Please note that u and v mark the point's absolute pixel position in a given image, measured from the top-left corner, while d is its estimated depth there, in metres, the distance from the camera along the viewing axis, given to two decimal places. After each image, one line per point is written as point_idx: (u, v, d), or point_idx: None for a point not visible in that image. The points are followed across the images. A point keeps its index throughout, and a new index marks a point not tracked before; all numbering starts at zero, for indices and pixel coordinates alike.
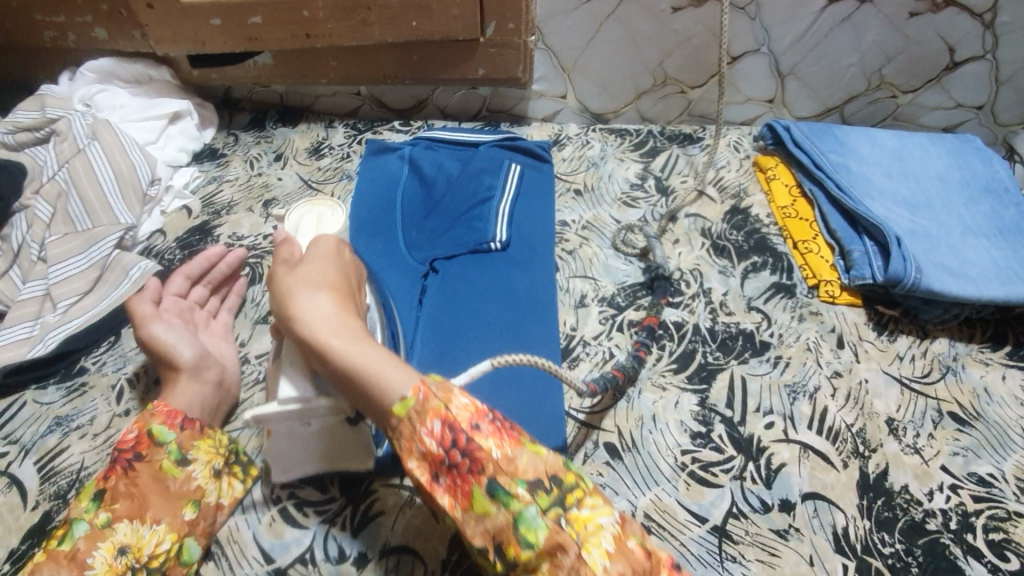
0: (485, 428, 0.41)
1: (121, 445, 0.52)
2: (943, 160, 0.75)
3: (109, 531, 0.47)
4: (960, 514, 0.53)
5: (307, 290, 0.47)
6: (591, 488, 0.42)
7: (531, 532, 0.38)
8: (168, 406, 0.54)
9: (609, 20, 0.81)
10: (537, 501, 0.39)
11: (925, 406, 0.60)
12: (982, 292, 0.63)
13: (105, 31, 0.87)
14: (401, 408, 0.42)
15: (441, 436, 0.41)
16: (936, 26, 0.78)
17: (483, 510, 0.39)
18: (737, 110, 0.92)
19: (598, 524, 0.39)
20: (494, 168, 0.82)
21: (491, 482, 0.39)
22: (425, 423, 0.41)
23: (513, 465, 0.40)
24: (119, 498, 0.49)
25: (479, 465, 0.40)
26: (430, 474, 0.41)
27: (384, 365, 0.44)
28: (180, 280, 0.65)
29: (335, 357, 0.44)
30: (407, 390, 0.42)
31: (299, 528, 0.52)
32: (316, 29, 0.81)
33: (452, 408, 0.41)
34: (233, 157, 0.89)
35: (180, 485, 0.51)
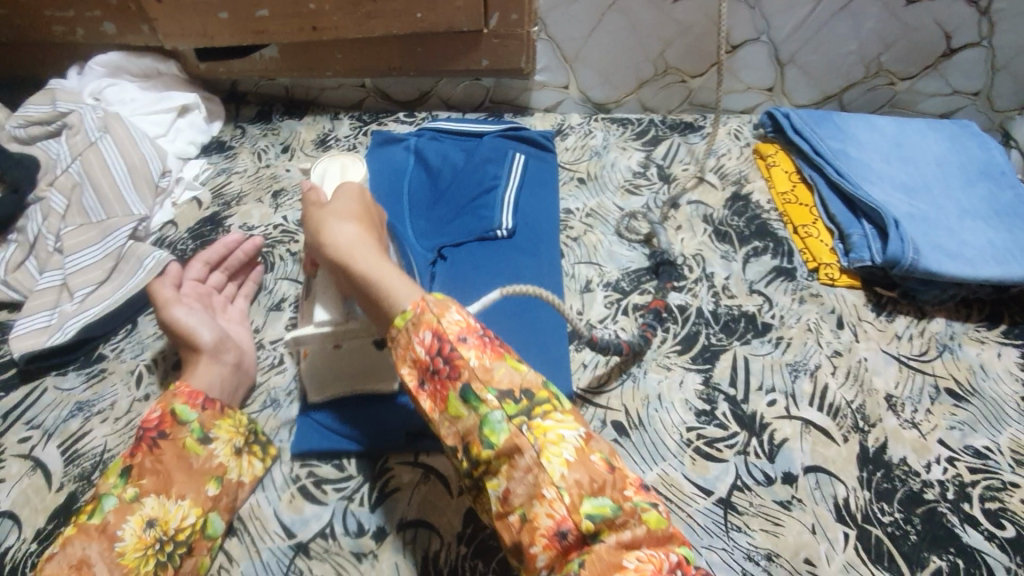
0: (469, 340, 0.43)
1: (145, 423, 0.53)
2: (939, 145, 0.77)
3: (137, 504, 0.49)
4: (957, 484, 0.55)
5: (334, 220, 0.52)
6: (566, 406, 0.43)
7: (493, 435, 0.40)
8: (190, 387, 0.56)
9: (611, 10, 0.82)
10: (504, 408, 0.41)
11: (922, 383, 0.61)
12: (978, 271, 0.65)
13: (114, 25, 0.88)
14: (401, 319, 0.45)
15: (430, 345, 0.44)
16: (932, 13, 0.80)
17: (456, 413, 0.42)
18: (737, 98, 0.94)
19: (560, 435, 0.40)
20: (499, 157, 0.83)
21: (466, 387, 0.42)
22: (418, 333, 0.44)
23: (489, 375, 0.42)
24: (145, 473, 0.51)
25: (458, 371, 0.42)
26: (416, 379, 0.44)
27: (399, 282, 0.48)
28: (199, 267, 0.67)
29: (359, 275, 0.49)
30: (409, 303, 0.46)
31: (318, 504, 0.54)
32: (323, 21, 0.82)
33: (444, 321, 0.44)
34: (241, 150, 0.90)
35: (204, 462, 0.53)
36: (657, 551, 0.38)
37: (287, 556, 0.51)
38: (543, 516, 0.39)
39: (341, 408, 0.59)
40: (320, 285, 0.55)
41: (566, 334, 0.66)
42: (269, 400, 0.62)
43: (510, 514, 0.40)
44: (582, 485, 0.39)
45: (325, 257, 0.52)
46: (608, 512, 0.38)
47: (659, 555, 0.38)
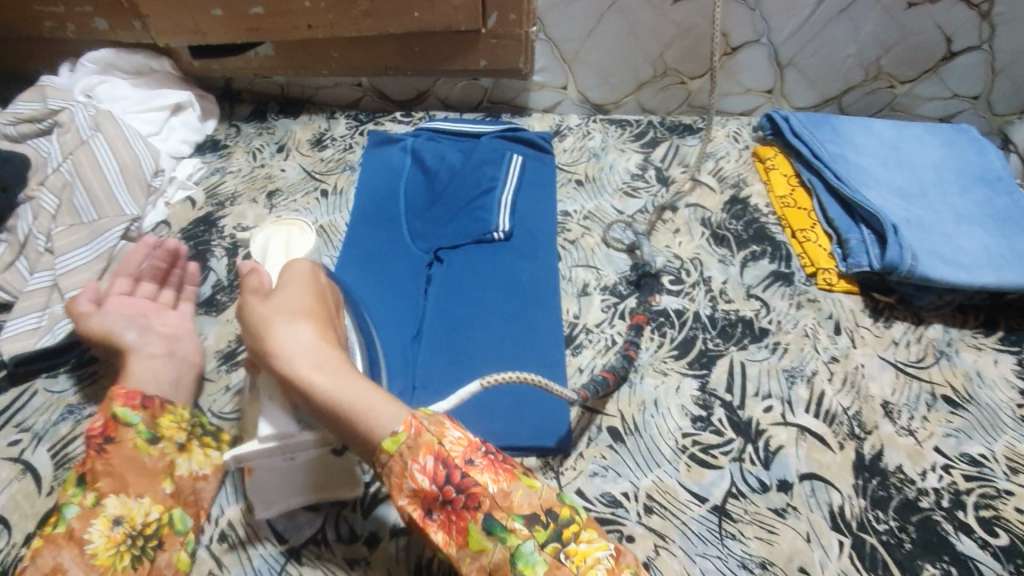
0: (478, 460, 0.42)
1: (88, 431, 0.53)
2: (937, 150, 0.77)
3: (99, 507, 0.49)
4: (952, 492, 0.55)
5: (285, 320, 0.48)
6: (587, 519, 0.43)
7: (529, 569, 0.39)
8: (125, 388, 0.56)
9: (609, 10, 0.82)
10: (535, 537, 0.40)
11: (919, 390, 0.61)
12: (975, 278, 0.64)
13: (106, 21, 0.86)
14: (392, 444, 0.42)
15: (435, 472, 0.41)
16: (933, 16, 0.80)
17: (479, 547, 0.41)
18: (736, 101, 0.93)
19: (596, 558, 0.41)
20: (497, 158, 0.82)
21: (488, 519, 0.40)
22: (418, 459, 0.42)
23: (508, 500, 0.41)
24: (99, 477, 0.51)
25: (475, 501, 0.41)
26: (422, 510, 0.42)
27: (370, 395, 0.44)
28: (123, 280, 0.66)
29: (321, 392, 0.44)
30: (397, 425, 0.43)
31: (311, 511, 0.53)
32: (318, 20, 0.82)
33: (446, 443, 0.42)
34: (235, 149, 0.89)
35: (155, 461, 0.53)
36: None
37: (279, 562, 0.51)
38: None
39: None
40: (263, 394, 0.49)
41: (560, 339, 0.66)
42: None
43: None
44: None
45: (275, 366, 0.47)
46: None
47: None
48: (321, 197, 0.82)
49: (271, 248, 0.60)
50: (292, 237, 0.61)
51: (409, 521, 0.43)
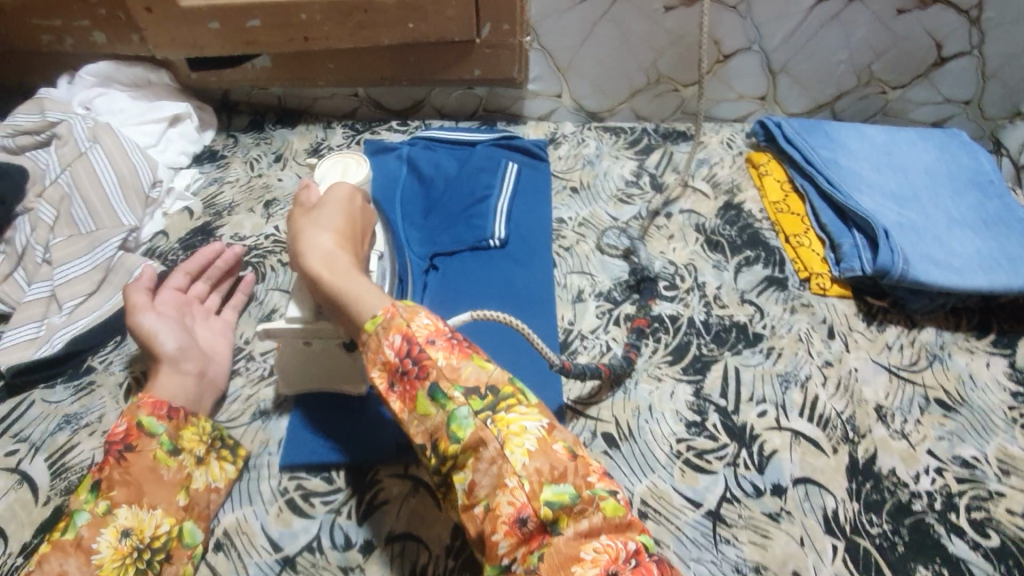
0: (438, 342, 0.45)
1: (110, 437, 0.52)
2: (929, 154, 0.77)
3: (110, 517, 0.49)
4: (945, 495, 0.55)
5: (313, 227, 0.53)
6: (531, 400, 0.44)
7: (460, 430, 0.42)
8: (153, 397, 0.55)
9: (602, 20, 0.83)
10: (470, 404, 0.43)
11: (912, 393, 0.61)
12: (966, 281, 0.65)
13: (103, 34, 0.88)
14: (371, 324, 0.47)
15: (399, 347, 0.45)
16: (922, 22, 0.81)
17: (425, 412, 0.44)
18: (729, 108, 0.94)
19: (524, 427, 0.42)
20: (493, 166, 0.83)
21: (434, 386, 0.44)
22: (388, 336, 0.46)
23: (455, 374, 0.44)
24: (115, 485, 0.50)
25: (426, 371, 0.44)
26: (387, 381, 0.46)
27: (364, 289, 0.49)
28: (179, 276, 0.67)
29: (328, 284, 0.50)
30: (378, 310, 0.47)
31: (306, 518, 0.54)
32: (314, 31, 0.82)
33: (414, 325, 0.46)
34: (233, 159, 0.90)
35: (174, 473, 0.53)
36: (616, 539, 0.40)
37: (274, 570, 0.51)
38: (505, 504, 0.40)
39: (325, 421, 0.59)
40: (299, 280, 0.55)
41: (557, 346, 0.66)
42: (258, 413, 0.61)
43: (475, 505, 0.42)
44: (542, 472, 0.41)
45: (299, 263, 0.53)
46: (567, 498, 0.40)
47: (617, 543, 0.40)
48: None
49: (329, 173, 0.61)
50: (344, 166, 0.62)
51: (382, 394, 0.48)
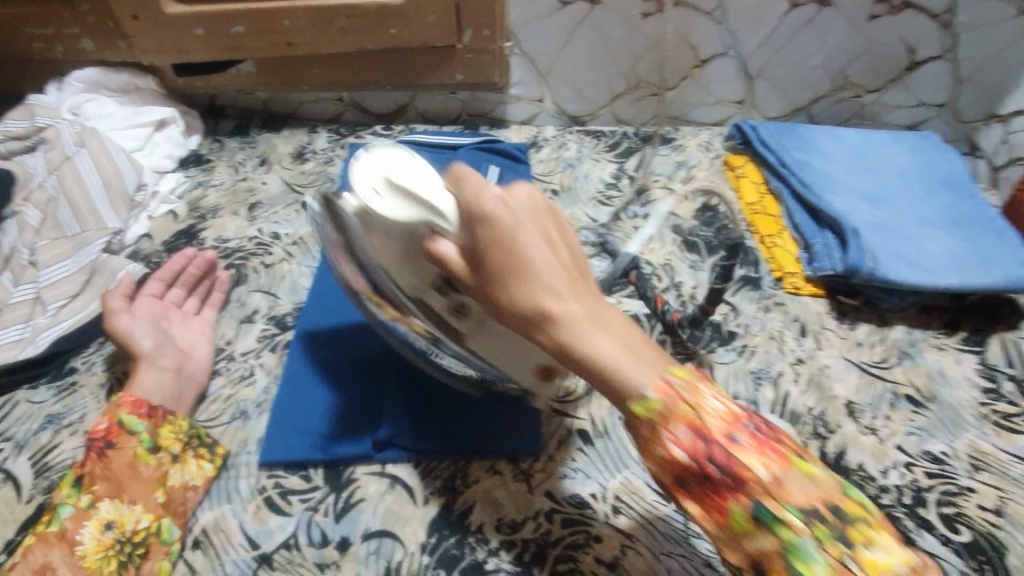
0: (742, 437, 0.39)
1: (92, 435, 0.56)
2: (902, 156, 0.79)
3: (93, 510, 0.52)
4: (913, 489, 0.55)
5: (515, 280, 0.43)
6: (876, 519, 0.39)
7: (806, 566, 0.37)
8: (133, 396, 0.58)
9: (581, 26, 0.85)
10: (814, 534, 0.37)
11: (882, 389, 0.62)
12: (936, 279, 0.65)
13: (92, 42, 0.88)
14: (643, 409, 0.41)
15: (689, 443, 0.39)
16: (894, 27, 0.83)
17: (742, 530, 0.38)
18: (706, 112, 0.95)
19: (894, 567, 0.37)
20: (474, 170, 0.85)
21: (757, 506, 0.38)
22: (671, 428, 0.40)
23: (782, 489, 0.38)
24: (97, 480, 0.54)
25: (743, 483, 0.38)
26: (674, 480, 0.40)
27: (616, 353, 0.42)
28: (156, 283, 0.69)
29: (575, 354, 0.42)
30: (650, 389, 0.41)
31: (283, 515, 0.54)
32: (297, 37, 0.84)
33: (703, 414, 0.40)
34: (218, 163, 0.91)
35: (152, 470, 0.55)
36: None
37: (250, 567, 0.51)
38: None
39: (303, 421, 0.60)
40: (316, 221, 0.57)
41: None
42: (238, 412, 0.62)
43: None
44: None
45: (511, 322, 0.44)
46: None
47: None
48: (301, 209, 0.84)
49: (399, 177, 0.48)
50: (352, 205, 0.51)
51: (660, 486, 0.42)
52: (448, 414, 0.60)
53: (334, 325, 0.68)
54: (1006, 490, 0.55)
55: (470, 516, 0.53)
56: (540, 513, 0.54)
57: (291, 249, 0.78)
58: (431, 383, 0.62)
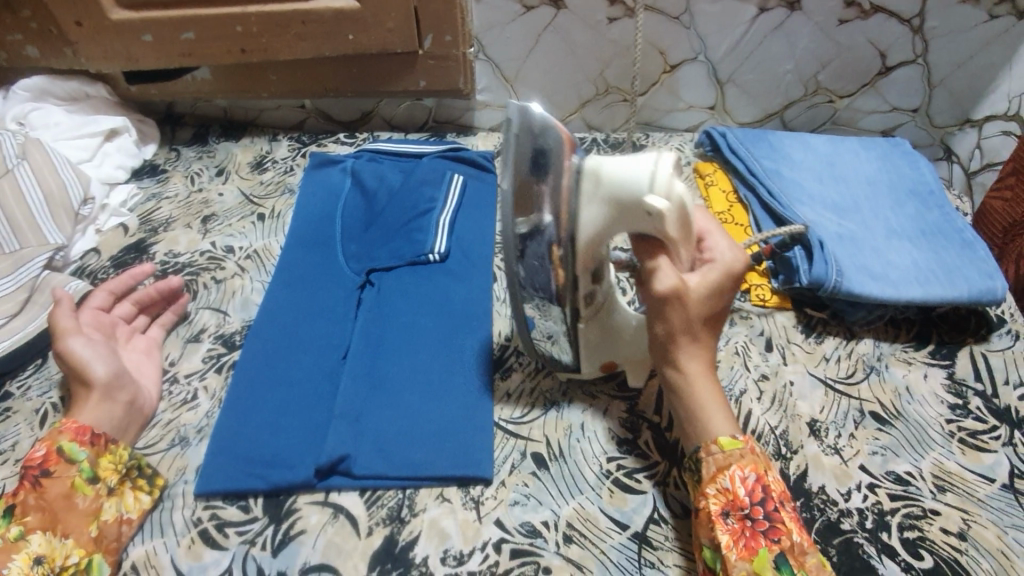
0: (789, 508, 0.47)
1: (29, 462, 0.53)
2: (871, 164, 0.77)
3: (23, 542, 0.49)
4: (877, 513, 0.53)
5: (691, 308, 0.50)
6: None
7: None
8: (77, 422, 0.55)
9: (546, 31, 0.82)
10: None
11: (847, 407, 0.61)
12: (900, 293, 0.64)
13: (36, 48, 0.84)
14: (729, 444, 0.48)
15: (751, 486, 0.47)
16: (865, 31, 0.81)
17: (761, 569, 0.44)
18: (679, 117, 0.94)
19: None
20: (437, 179, 0.82)
21: (781, 556, 0.44)
22: (742, 469, 0.47)
23: (802, 557, 0.45)
24: (30, 511, 0.51)
25: (777, 535, 0.45)
26: (723, 508, 0.47)
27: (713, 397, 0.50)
28: (103, 296, 0.65)
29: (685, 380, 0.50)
30: (739, 435, 0.49)
31: (218, 549, 0.51)
32: (252, 44, 0.81)
33: (769, 476, 0.48)
34: (174, 173, 0.88)
35: (89, 503, 0.52)
36: None
37: None
38: None
39: (245, 448, 0.57)
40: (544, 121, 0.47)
41: (490, 363, 0.64)
42: (177, 438, 0.59)
43: None
44: None
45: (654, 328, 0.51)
46: None
47: None
48: (257, 221, 0.81)
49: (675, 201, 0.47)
50: (654, 179, 0.45)
51: (699, 511, 0.48)
52: (402, 441, 0.57)
53: (284, 343, 0.65)
54: (969, 510, 0.54)
55: (414, 548, 0.51)
56: (488, 544, 0.51)
57: (244, 263, 0.76)
58: (382, 408, 0.60)
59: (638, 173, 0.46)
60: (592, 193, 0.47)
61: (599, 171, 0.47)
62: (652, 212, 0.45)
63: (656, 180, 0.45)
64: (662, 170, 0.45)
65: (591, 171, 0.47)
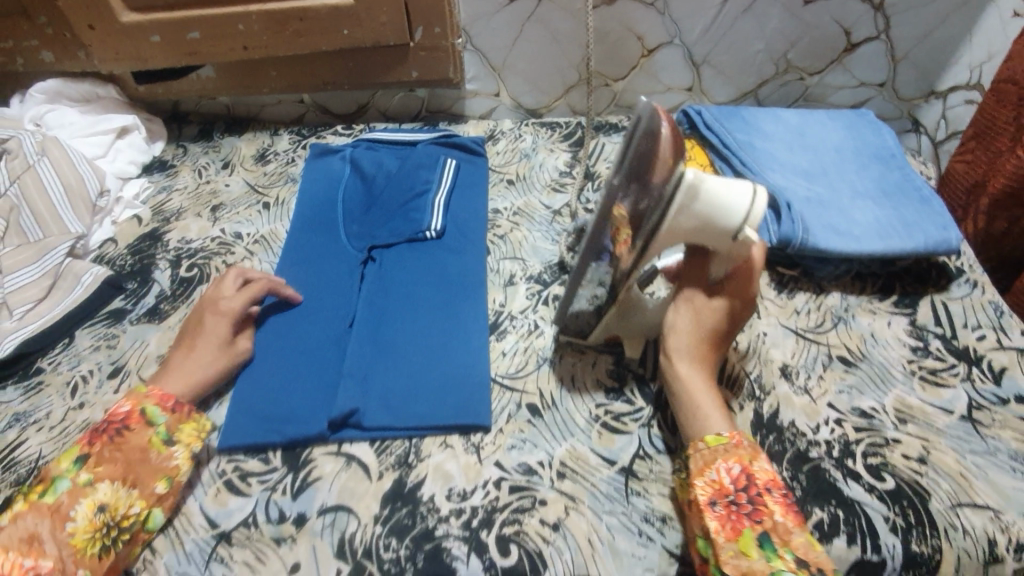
0: (776, 493, 0.49)
1: (111, 415, 0.55)
2: (838, 133, 0.82)
3: (90, 488, 0.51)
4: (842, 443, 0.58)
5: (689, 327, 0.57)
6: None
7: None
8: (163, 390, 0.57)
9: (529, 21, 0.87)
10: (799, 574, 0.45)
11: (816, 352, 0.66)
12: (863, 248, 0.69)
13: (51, 53, 0.90)
14: (714, 440, 0.53)
15: (736, 476, 0.50)
16: (829, 10, 0.86)
17: (745, 550, 0.47)
18: (659, 99, 1.00)
19: None
20: (432, 163, 0.87)
21: (764, 535, 0.47)
22: (728, 461, 0.51)
23: (787, 536, 0.47)
24: (103, 461, 0.52)
25: (760, 518, 0.48)
26: (711, 496, 0.50)
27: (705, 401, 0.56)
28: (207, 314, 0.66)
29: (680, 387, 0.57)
30: (725, 432, 0.53)
31: (242, 496, 0.56)
32: (252, 41, 0.86)
33: (756, 465, 0.51)
34: (182, 167, 0.93)
35: (161, 462, 0.54)
36: None
37: (210, 545, 0.53)
38: None
39: (262, 409, 0.62)
40: (652, 128, 0.49)
41: (485, 327, 0.69)
42: (199, 402, 0.64)
43: None
44: None
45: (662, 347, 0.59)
46: None
47: None
48: (263, 208, 0.86)
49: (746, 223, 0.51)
50: (750, 212, 0.50)
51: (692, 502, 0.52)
52: (408, 397, 0.62)
53: (293, 316, 0.70)
54: (929, 439, 0.59)
55: (422, 488, 0.56)
56: (489, 482, 0.56)
57: (253, 247, 0.81)
58: (387, 370, 0.65)
59: (736, 203, 0.50)
60: (688, 207, 0.49)
61: (700, 190, 0.49)
62: (739, 238, 0.51)
63: (751, 213, 0.50)
64: (756, 205, 0.50)
65: (693, 186, 0.49)
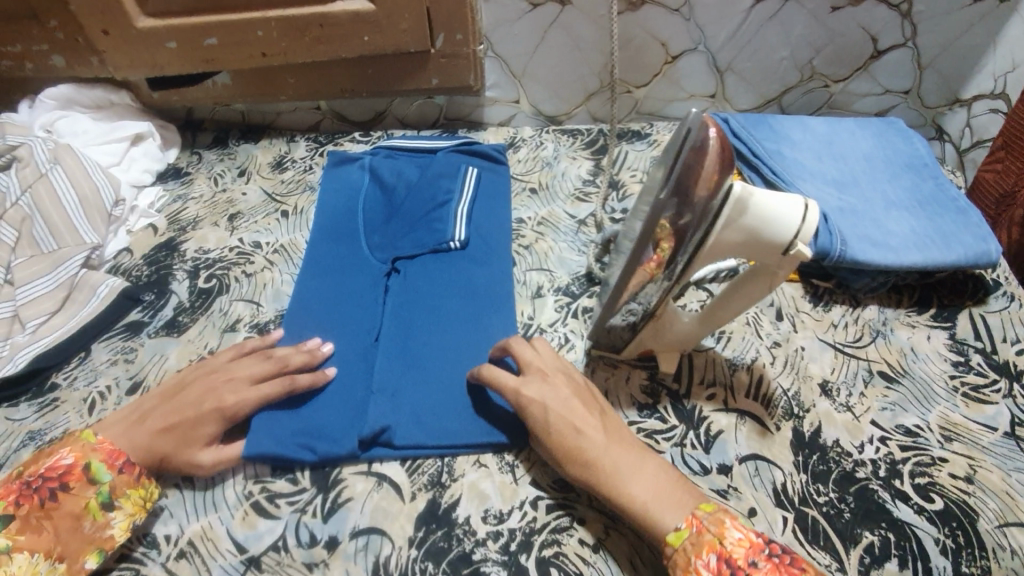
0: (761, 563, 0.45)
1: (51, 472, 0.52)
2: (867, 142, 0.80)
3: (6, 558, 0.48)
4: (889, 462, 0.56)
5: (567, 419, 0.54)
6: None
7: None
8: (112, 445, 0.55)
9: (552, 27, 0.86)
10: None
11: (856, 367, 0.64)
12: (902, 259, 0.67)
13: (62, 58, 0.88)
14: (676, 538, 0.48)
15: (718, 568, 0.45)
16: (856, 18, 0.84)
17: None
18: (682, 106, 0.98)
19: None
20: (453, 172, 0.85)
21: None
22: (700, 556, 0.46)
23: None
24: (26, 529, 0.50)
25: None
26: None
27: (636, 489, 0.51)
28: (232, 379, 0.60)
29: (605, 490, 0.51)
30: (678, 523, 0.48)
31: (271, 517, 0.55)
32: (271, 48, 0.84)
33: (727, 543, 0.46)
34: (197, 175, 0.92)
35: (95, 530, 0.51)
36: None
37: (239, 570, 0.52)
38: None
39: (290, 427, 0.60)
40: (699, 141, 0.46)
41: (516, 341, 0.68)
42: None
43: None
44: None
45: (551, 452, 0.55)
46: None
47: None
48: (281, 218, 0.84)
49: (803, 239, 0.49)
50: (802, 226, 0.48)
51: None
52: (439, 414, 0.60)
53: (317, 330, 0.68)
54: (975, 457, 0.57)
55: (456, 509, 0.54)
56: (526, 502, 0.55)
57: (273, 257, 0.79)
58: (413, 389, 0.63)
59: (787, 216, 0.48)
60: (735, 220, 0.48)
61: (750, 203, 0.48)
62: (789, 253, 0.49)
63: (803, 228, 0.48)
64: (808, 219, 0.48)
65: (742, 200, 0.47)
